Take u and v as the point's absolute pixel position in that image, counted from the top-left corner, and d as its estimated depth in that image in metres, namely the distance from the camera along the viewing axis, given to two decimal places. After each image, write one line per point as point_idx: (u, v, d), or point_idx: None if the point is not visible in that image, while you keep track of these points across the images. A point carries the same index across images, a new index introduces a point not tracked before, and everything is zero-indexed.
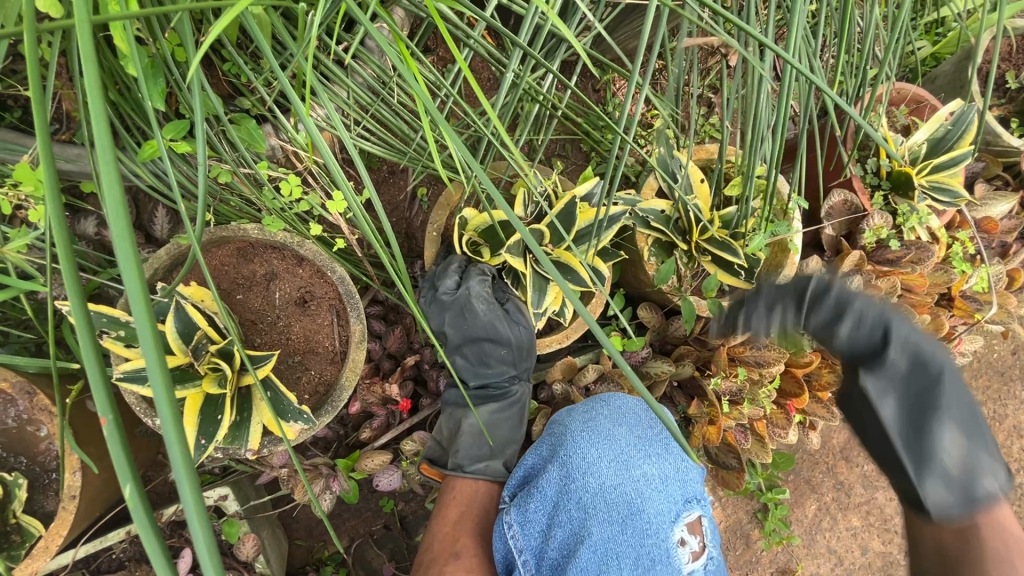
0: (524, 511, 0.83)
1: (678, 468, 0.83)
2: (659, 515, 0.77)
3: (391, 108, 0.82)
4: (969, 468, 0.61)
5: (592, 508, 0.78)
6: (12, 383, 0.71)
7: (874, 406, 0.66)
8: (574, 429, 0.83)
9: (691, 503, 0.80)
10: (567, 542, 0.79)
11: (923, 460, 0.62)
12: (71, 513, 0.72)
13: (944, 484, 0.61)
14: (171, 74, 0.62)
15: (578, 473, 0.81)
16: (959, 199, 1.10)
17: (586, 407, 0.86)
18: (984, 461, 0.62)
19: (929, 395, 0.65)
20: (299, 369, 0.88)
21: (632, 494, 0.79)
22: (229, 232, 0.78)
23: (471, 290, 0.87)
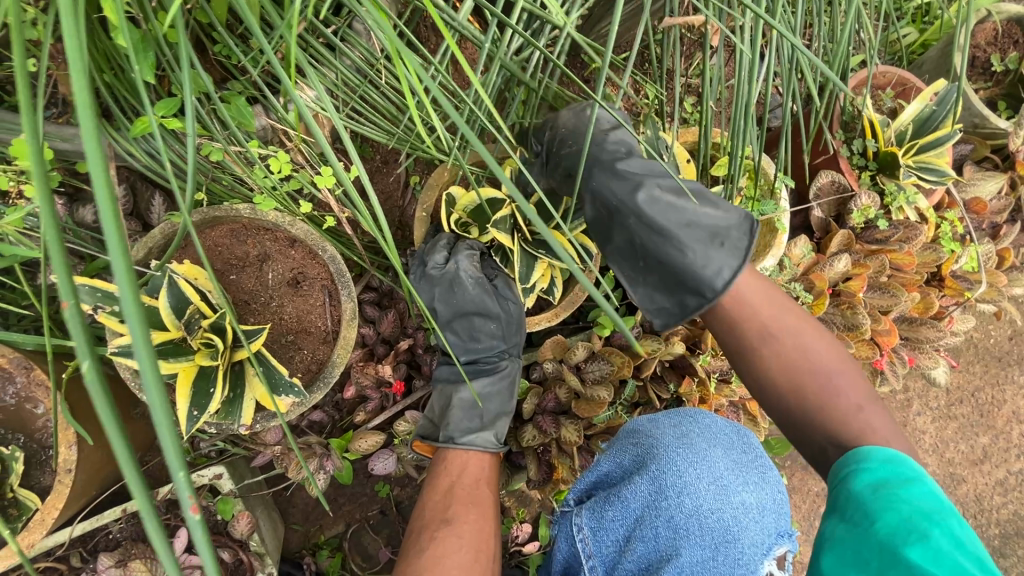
0: (600, 518, 0.85)
1: (772, 501, 0.82)
2: (753, 547, 0.77)
3: (379, 90, 0.84)
4: (714, 268, 0.79)
5: (684, 529, 0.78)
6: (9, 358, 0.72)
7: (615, 226, 0.87)
8: (668, 444, 0.83)
9: (782, 539, 0.80)
10: (647, 558, 0.80)
11: (656, 266, 0.84)
12: (66, 487, 0.74)
13: (667, 285, 0.84)
14: (161, 53, 0.64)
15: (672, 490, 0.80)
16: (945, 177, 1.12)
17: (678, 423, 0.86)
18: (717, 256, 0.79)
19: (621, 212, 0.85)
20: (292, 348, 0.89)
21: (729, 521, 0.78)
22: (221, 212, 0.80)
23: (460, 265, 0.90)
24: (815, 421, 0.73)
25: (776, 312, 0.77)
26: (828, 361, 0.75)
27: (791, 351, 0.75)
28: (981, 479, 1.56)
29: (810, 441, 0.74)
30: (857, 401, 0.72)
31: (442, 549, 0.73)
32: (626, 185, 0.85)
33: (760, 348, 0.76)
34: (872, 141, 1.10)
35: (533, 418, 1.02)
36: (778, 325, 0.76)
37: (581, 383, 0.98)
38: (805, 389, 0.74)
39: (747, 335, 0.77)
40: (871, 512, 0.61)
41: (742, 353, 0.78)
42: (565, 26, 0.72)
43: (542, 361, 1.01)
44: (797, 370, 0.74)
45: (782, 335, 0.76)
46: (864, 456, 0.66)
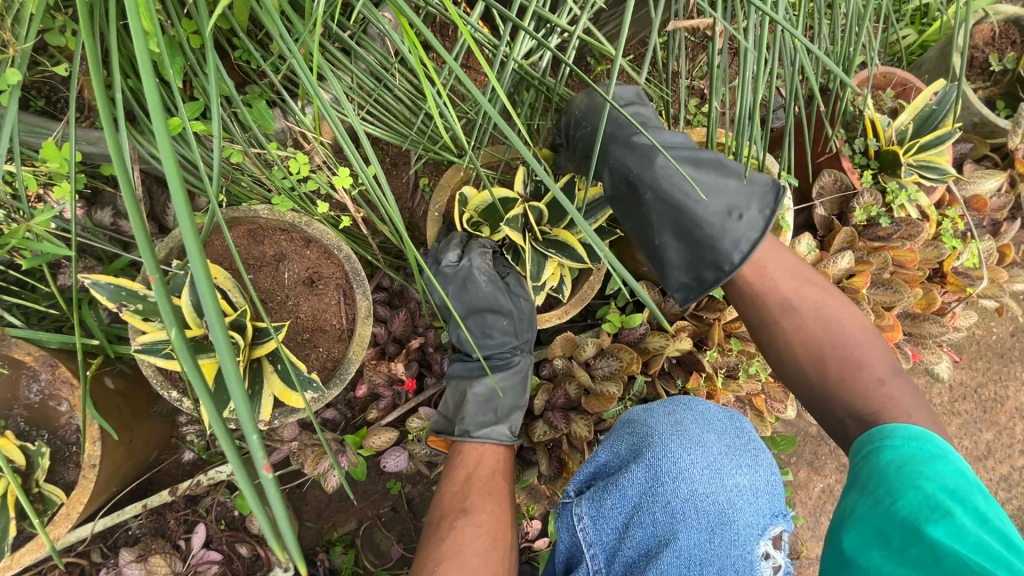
0: (599, 506, 0.85)
1: (767, 483, 0.85)
2: (749, 527, 0.80)
3: (393, 93, 0.85)
4: (733, 241, 0.83)
5: (681, 514, 0.80)
6: (36, 356, 0.74)
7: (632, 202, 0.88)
8: (663, 432, 0.85)
9: (777, 519, 0.83)
10: (646, 543, 0.81)
11: (678, 240, 0.85)
12: (90, 482, 0.75)
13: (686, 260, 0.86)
14: (187, 58, 0.66)
15: (668, 476, 0.82)
16: (946, 175, 1.14)
17: (671, 410, 0.88)
18: (739, 229, 0.82)
19: (641, 186, 0.86)
20: (308, 346, 0.91)
21: (724, 504, 0.81)
22: (239, 213, 0.82)
23: (473, 263, 0.92)
24: (837, 394, 0.78)
25: (795, 288, 0.84)
26: (850, 336, 0.80)
27: (813, 326, 0.81)
28: (986, 474, 1.58)
29: (830, 413, 0.79)
30: (880, 373, 0.77)
31: (461, 538, 0.75)
32: (646, 160, 0.87)
33: (782, 321, 0.82)
34: (873, 139, 1.13)
35: (544, 414, 1.04)
36: (798, 299, 0.83)
37: (591, 378, 1.00)
38: (825, 360, 0.80)
39: (770, 309, 0.83)
40: (893, 490, 0.63)
41: (766, 326, 0.84)
42: (575, 29, 0.74)
43: (552, 358, 1.03)
44: (816, 341, 0.80)
45: (802, 309, 0.82)
46: (888, 433, 0.70)
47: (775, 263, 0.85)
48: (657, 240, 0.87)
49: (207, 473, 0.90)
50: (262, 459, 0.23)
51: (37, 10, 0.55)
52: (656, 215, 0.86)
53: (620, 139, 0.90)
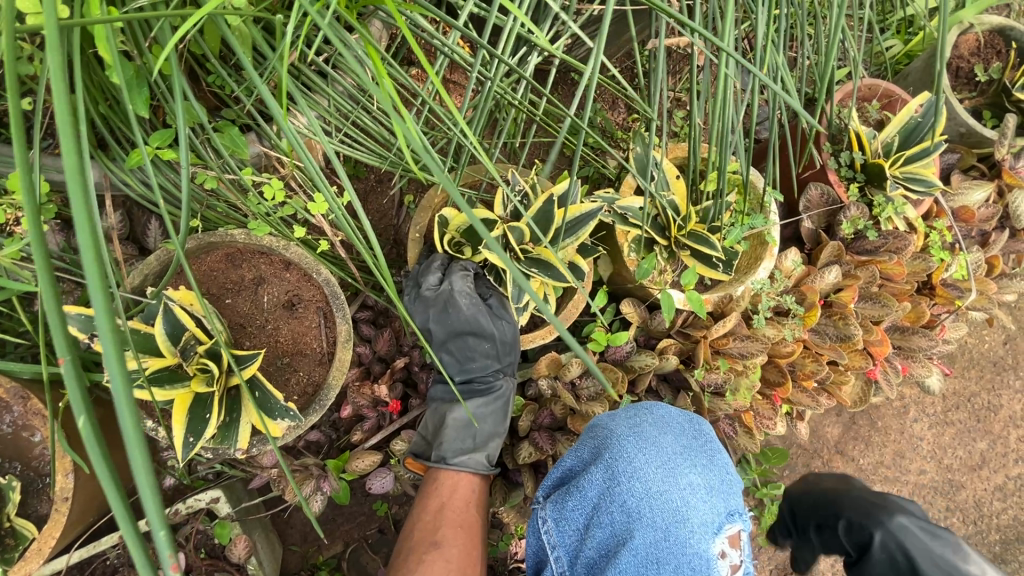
0: (561, 509, 0.84)
1: (721, 480, 0.85)
2: (703, 525, 0.81)
3: (371, 115, 0.84)
4: None
5: (636, 512, 0.80)
6: (6, 388, 0.73)
7: None
8: (621, 433, 0.84)
9: (732, 517, 0.84)
10: (605, 544, 0.80)
11: None
12: (62, 516, 0.74)
13: None
14: (155, 85, 0.65)
15: (624, 476, 0.82)
16: (933, 188, 1.12)
17: (631, 413, 0.87)
18: None
19: None
20: (288, 371, 0.90)
21: (677, 502, 0.81)
22: (215, 237, 0.81)
23: (453, 286, 0.90)
24: None
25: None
26: None
27: None
28: (981, 484, 1.56)
29: None
30: None
31: (429, 569, 0.75)
32: None
33: None
34: (858, 153, 1.12)
35: (528, 435, 1.03)
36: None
37: (576, 399, 0.99)
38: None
39: None
40: None
41: None
42: (550, 50, 0.73)
43: (537, 378, 1.01)
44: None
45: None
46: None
47: None
48: None
49: (186, 501, 0.89)
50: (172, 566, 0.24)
51: None
52: None
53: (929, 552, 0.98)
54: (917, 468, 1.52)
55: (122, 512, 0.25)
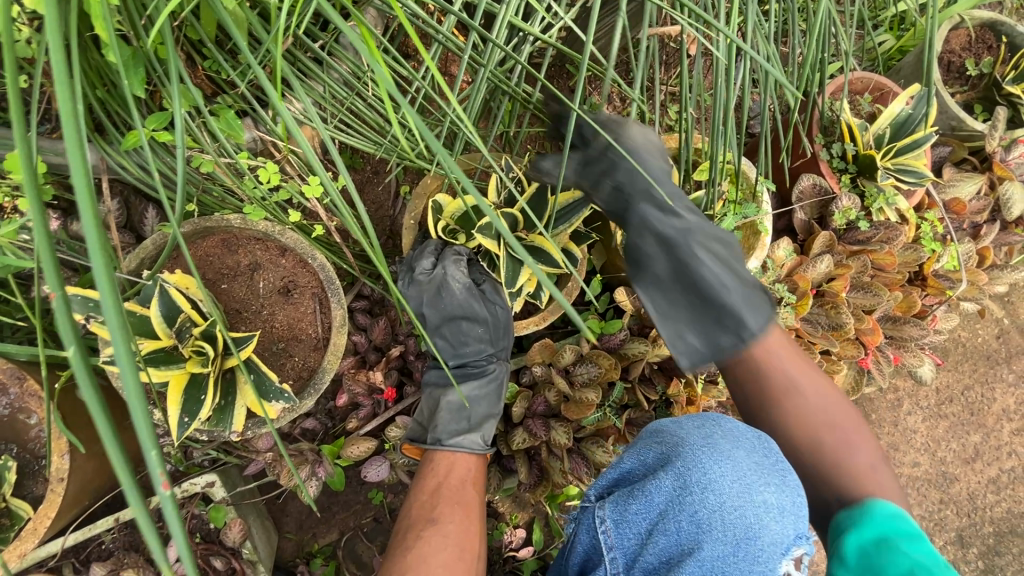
0: (623, 511, 0.84)
1: (798, 502, 0.78)
2: (773, 545, 0.76)
3: (365, 102, 0.85)
4: (752, 315, 0.81)
5: (706, 525, 0.77)
6: (3, 369, 0.74)
7: (684, 342, 0.83)
8: (693, 443, 0.82)
9: (801, 540, 0.77)
10: (668, 552, 0.79)
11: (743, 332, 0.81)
12: (58, 496, 0.74)
13: (698, 340, 0.83)
14: (152, 68, 0.66)
15: (697, 486, 0.79)
16: (923, 179, 1.14)
17: (702, 422, 0.85)
18: (758, 311, 0.82)
19: (729, 324, 0.82)
20: (283, 356, 0.90)
21: (751, 517, 0.77)
22: (211, 223, 0.82)
23: (447, 270, 0.91)
24: (814, 463, 0.82)
25: (797, 364, 0.84)
26: (843, 430, 0.82)
27: (801, 409, 0.82)
28: (974, 477, 1.57)
29: (817, 495, 0.81)
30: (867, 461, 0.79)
31: (427, 548, 0.75)
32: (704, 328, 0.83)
33: (779, 400, 0.83)
34: (850, 144, 1.13)
35: (523, 422, 1.04)
36: (806, 383, 0.84)
37: (570, 386, 1.00)
38: (819, 442, 0.82)
39: (771, 389, 0.83)
40: (876, 565, 0.66)
41: (762, 402, 0.84)
42: (541, 36, 0.73)
43: (531, 365, 1.03)
44: (828, 398, 0.84)
45: (805, 393, 0.83)
46: (868, 511, 0.72)
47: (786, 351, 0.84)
48: (725, 340, 0.82)
49: (182, 485, 0.90)
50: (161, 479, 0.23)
51: None
52: (722, 345, 0.82)
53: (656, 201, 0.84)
54: (910, 461, 1.53)
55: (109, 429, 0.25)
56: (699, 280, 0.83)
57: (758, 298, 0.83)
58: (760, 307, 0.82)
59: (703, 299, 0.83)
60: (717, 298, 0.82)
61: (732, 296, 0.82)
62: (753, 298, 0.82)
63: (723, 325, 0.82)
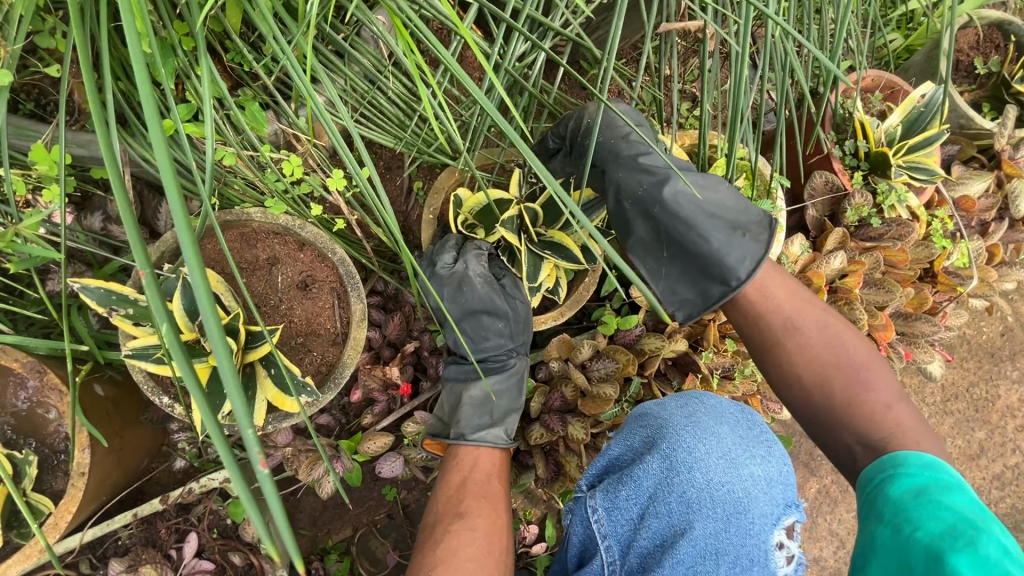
0: (613, 498, 0.86)
1: (781, 473, 0.84)
2: (763, 517, 0.81)
3: (386, 96, 0.85)
4: (737, 257, 0.82)
5: (696, 504, 0.80)
6: (23, 363, 0.73)
7: (679, 294, 0.86)
8: (677, 423, 0.85)
9: (791, 509, 0.83)
10: (661, 534, 0.82)
11: (730, 275, 0.82)
12: (80, 490, 0.74)
13: (689, 291, 0.86)
14: (179, 60, 0.66)
15: (684, 466, 0.82)
16: (935, 177, 1.16)
17: (684, 402, 0.88)
18: (743, 249, 0.82)
19: (716, 270, 0.83)
20: (302, 351, 0.90)
21: (739, 493, 0.81)
22: (232, 217, 0.82)
23: (468, 265, 0.93)
24: (846, 418, 0.76)
25: (790, 298, 0.83)
26: (857, 366, 0.78)
27: (814, 351, 0.79)
28: (979, 473, 1.58)
29: (837, 439, 0.77)
30: (885, 399, 0.75)
31: (456, 541, 0.76)
32: (696, 275, 0.85)
33: (786, 344, 0.81)
34: (863, 142, 1.14)
35: (540, 417, 1.04)
36: (803, 322, 0.81)
37: (587, 381, 1.00)
38: (832, 383, 0.78)
39: (774, 333, 0.81)
40: (912, 519, 0.62)
41: (768, 349, 0.82)
42: (564, 31, 0.72)
43: (548, 360, 1.03)
44: (834, 336, 0.80)
45: (806, 333, 0.80)
46: (901, 461, 0.68)
47: (776, 282, 0.83)
48: (716, 288, 0.84)
49: (199, 481, 0.89)
50: (257, 455, 0.22)
51: (27, 12, 0.54)
52: (714, 292, 0.84)
53: (628, 161, 0.88)
54: None
55: (204, 405, 0.24)
56: (681, 233, 0.84)
57: (745, 238, 0.83)
58: (749, 248, 0.82)
59: (687, 251, 0.84)
60: (696, 246, 0.83)
61: (715, 242, 0.83)
62: (737, 241, 0.82)
63: (712, 273, 0.83)
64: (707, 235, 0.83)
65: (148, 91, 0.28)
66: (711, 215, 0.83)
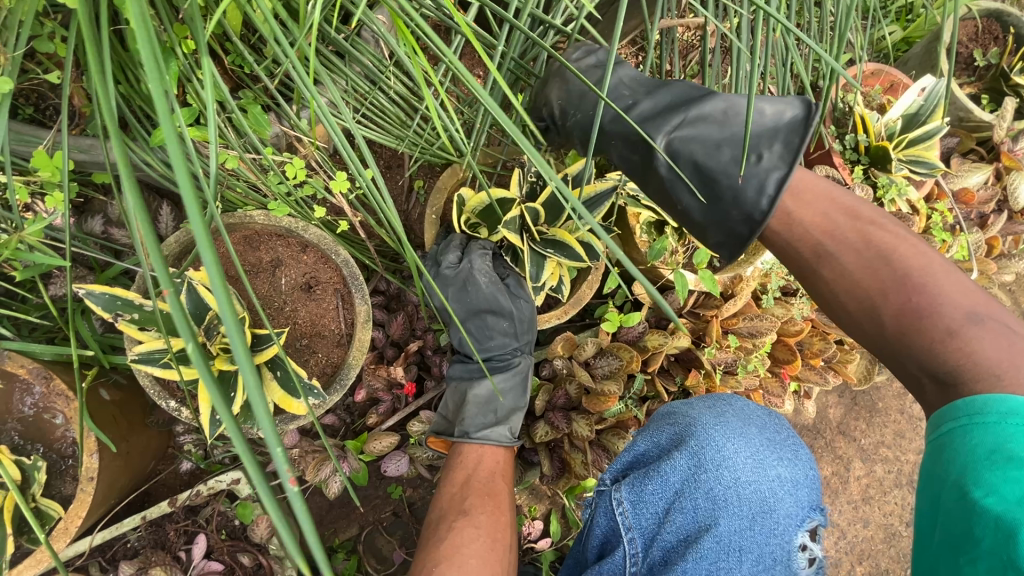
0: (639, 492, 0.86)
1: (806, 476, 0.87)
2: (788, 517, 0.83)
3: (388, 96, 0.84)
4: (757, 186, 0.70)
5: (723, 501, 0.82)
6: (29, 370, 0.73)
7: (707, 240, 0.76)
8: (706, 421, 0.86)
9: (814, 512, 0.86)
10: (686, 529, 0.83)
11: (755, 206, 0.70)
12: (88, 495, 0.74)
13: (716, 234, 0.75)
14: (181, 62, 0.65)
15: (712, 464, 0.84)
16: (935, 169, 1.17)
17: (714, 403, 0.89)
18: (763, 173, 0.70)
19: (739, 206, 0.72)
20: (307, 352, 0.90)
21: (766, 493, 0.84)
22: (235, 220, 0.81)
23: (473, 264, 0.93)
24: (899, 345, 0.64)
25: (820, 214, 0.71)
26: (915, 283, 0.64)
27: (855, 272, 0.68)
28: None
29: (903, 368, 0.65)
30: (952, 321, 0.61)
31: (460, 538, 0.76)
32: (718, 216, 0.74)
33: (821, 270, 0.70)
34: (863, 135, 1.14)
35: (544, 414, 1.05)
36: (838, 242, 0.69)
37: (591, 378, 1.01)
38: (881, 308, 0.65)
39: (805, 259, 0.71)
40: (986, 487, 0.54)
41: (804, 278, 0.72)
42: (567, 30, 0.71)
43: (551, 358, 1.03)
44: (881, 252, 0.67)
45: (843, 254, 0.69)
46: (980, 406, 0.57)
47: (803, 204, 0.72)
48: (742, 225, 0.72)
49: (206, 483, 0.91)
50: (288, 474, 0.23)
51: (26, 17, 0.54)
52: (743, 229, 0.72)
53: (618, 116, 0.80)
54: (919, 448, 1.47)
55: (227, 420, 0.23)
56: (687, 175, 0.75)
57: (762, 160, 0.71)
58: (769, 169, 0.70)
59: (701, 191, 0.75)
60: (710, 185, 0.73)
61: (726, 175, 0.73)
62: (754, 165, 0.71)
63: (732, 209, 0.73)
64: (715, 171, 0.74)
65: (157, 82, 0.27)
66: (717, 149, 0.74)
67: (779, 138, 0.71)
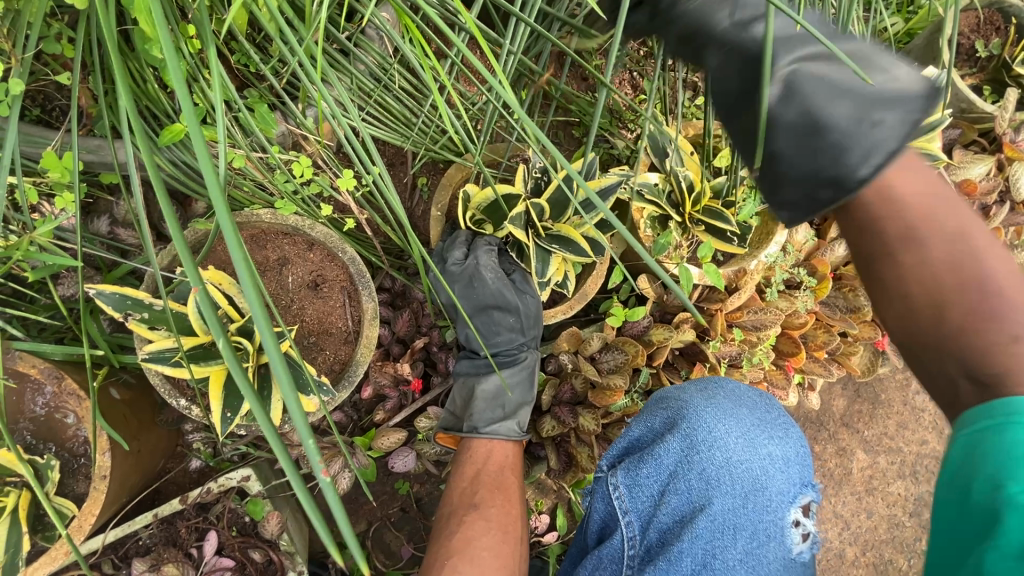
0: (635, 475, 0.87)
1: (797, 454, 0.88)
2: (780, 495, 0.84)
3: (393, 95, 0.85)
4: (864, 153, 0.55)
5: (715, 480, 0.83)
6: (41, 370, 0.73)
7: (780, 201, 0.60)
8: (698, 404, 0.87)
9: (806, 489, 0.86)
10: (681, 510, 0.84)
11: (850, 175, 0.55)
12: (101, 493, 0.75)
13: (796, 195, 0.59)
14: (189, 63, 0.66)
15: (704, 445, 0.85)
16: (937, 162, 1.15)
17: (704, 385, 0.90)
18: (876, 140, 0.55)
19: (834, 168, 0.56)
20: (315, 350, 0.91)
21: (757, 471, 0.84)
22: (242, 219, 0.81)
23: (478, 260, 0.93)
24: (952, 346, 0.56)
25: (923, 202, 0.59)
26: (996, 284, 0.55)
27: (939, 262, 0.57)
28: None
29: (937, 370, 0.57)
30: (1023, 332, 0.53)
31: (471, 531, 0.78)
32: (804, 175, 0.58)
33: (898, 253, 0.59)
34: None
35: (550, 409, 1.06)
36: (934, 228, 0.58)
37: (597, 373, 1.01)
38: (951, 304, 0.56)
39: (884, 239, 0.60)
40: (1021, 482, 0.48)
41: (872, 257, 0.61)
42: (570, 25, 0.72)
43: (557, 353, 1.05)
44: (971, 247, 0.57)
45: (931, 240, 0.58)
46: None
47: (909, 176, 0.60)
48: (825, 195, 0.57)
49: (217, 480, 0.91)
50: (319, 464, 0.24)
51: (36, 18, 0.54)
52: (827, 197, 0.57)
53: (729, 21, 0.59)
54: (922, 439, 1.47)
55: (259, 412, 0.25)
56: (796, 109, 0.56)
57: (881, 125, 0.55)
58: (884, 139, 0.55)
59: (800, 137, 0.57)
60: (814, 133, 0.56)
61: (836, 127, 0.56)
62: (868, 128, 0.55)
63: (828, 171, 0.56)
64: (826, 116, 0.56)
65: (187, 104, 0.29)
66: (836, 91, 0.56)
67: (906, 105, 0.55)
